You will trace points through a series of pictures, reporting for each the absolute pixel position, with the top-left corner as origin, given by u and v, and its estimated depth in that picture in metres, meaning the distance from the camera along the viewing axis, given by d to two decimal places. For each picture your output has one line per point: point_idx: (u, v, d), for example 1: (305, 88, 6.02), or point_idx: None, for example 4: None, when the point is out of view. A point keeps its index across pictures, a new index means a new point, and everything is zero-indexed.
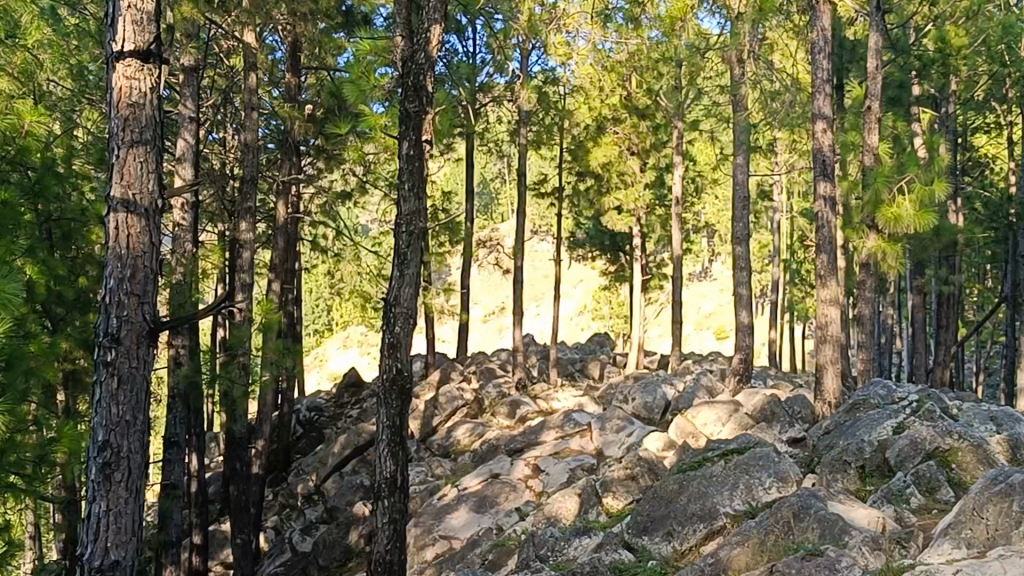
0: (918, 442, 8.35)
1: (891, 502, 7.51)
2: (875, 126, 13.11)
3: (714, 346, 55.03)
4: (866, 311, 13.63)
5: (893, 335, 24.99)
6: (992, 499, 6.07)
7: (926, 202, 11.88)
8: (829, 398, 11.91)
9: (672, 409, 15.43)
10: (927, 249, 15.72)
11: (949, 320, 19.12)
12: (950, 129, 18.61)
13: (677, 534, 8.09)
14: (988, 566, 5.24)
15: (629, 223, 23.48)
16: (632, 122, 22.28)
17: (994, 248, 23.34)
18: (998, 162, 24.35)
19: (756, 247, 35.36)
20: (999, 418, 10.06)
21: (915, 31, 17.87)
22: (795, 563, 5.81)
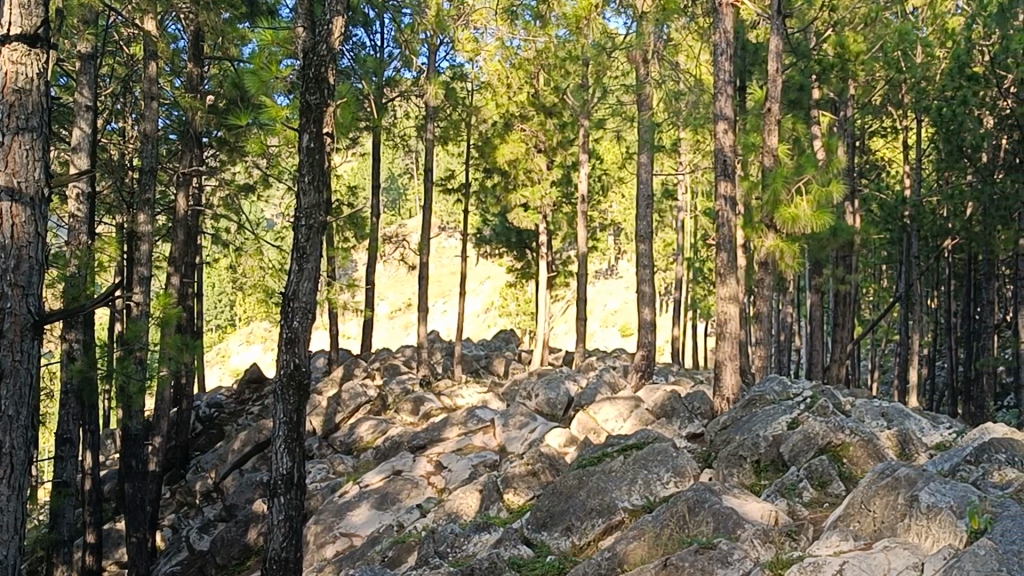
0: (811, 437, 8.51)
1: (784, 496, 7.66)
2: (775, 128, 13.31)
3: (619, 343, 55.63)
4: (765, 309, 13.88)
5: (791, 333, 25.50)
6: (879, 491, 6.22)
7: (823, 202, 12.15)
8: (727, 394, 12.12)
9: (574, 406, 15.51)
10: (824, 249, 16.02)
11: (846, 319, 19.52)
12: (848, 132, 18.96)
13: (576, 529, 8.10)
14: (873, 557, 5.36)
15: (536, 220, 23.54)
16: (539, 120, 22.10)
17: (889, 249, 23.93)
18: (894, 164, 24.97)
19: (660, 245, 35.71)
20: (890, 415, 10.36)
21: (815, 35, 18.22)
22: (688, 557, 5.87)
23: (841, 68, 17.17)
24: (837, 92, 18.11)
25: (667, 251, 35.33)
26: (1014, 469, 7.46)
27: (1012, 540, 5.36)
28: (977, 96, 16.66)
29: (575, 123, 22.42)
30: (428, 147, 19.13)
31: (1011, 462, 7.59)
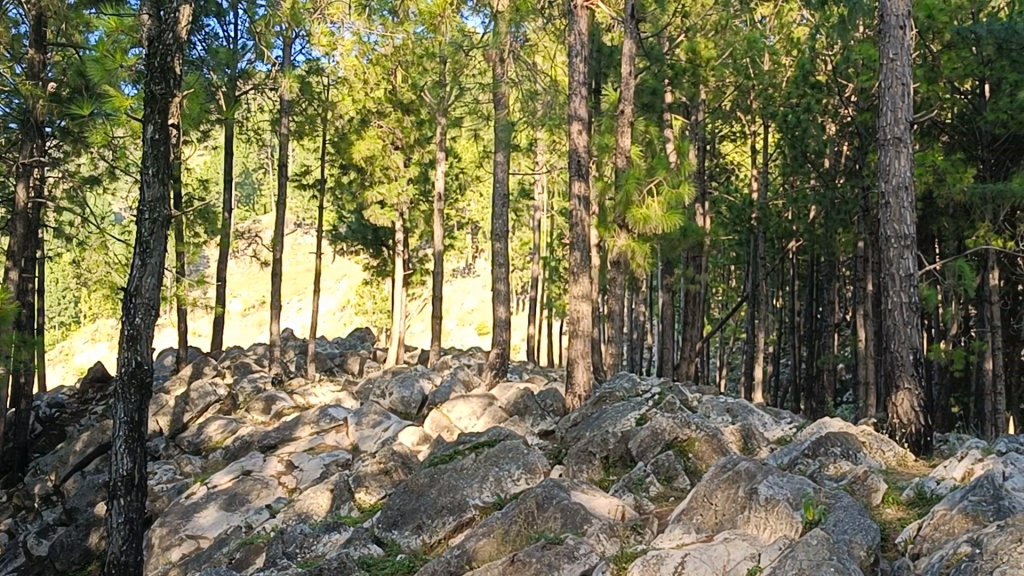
0: (659, 432, 8.69)
1: (631, 491, 7.78)
2: (627, 129, 13.56)
3: (475, 342, 55.90)
4: (616, 307, 14.13)
5: (643, 332, 25.99)
6: (721, 485, 6.38)
7: (673, 204, 12.43)
8: (579, 391, 12.29)
9: (428, 404, 15.48)
10: (675, 249, 16.36)
11: (695, 318, 19.98)
12: (699, 136, 19.44)
13: (427, 527, 8.04)
14: (713, 549, 5.49)
15: (392, 218, 23.45)
16: (396, 116, 22.18)
17: (738, 250, 24.62)
18: (742, 168, 25.75)
19: (517, 245, 35.98)
20: (734, 411, 10.68)
21: (668, 40, 18.66)
22: (536, 552, 5.92)
23: (692, 73, 17.66)
24: (689, 97, 18.51)
25: (524, 251, 35.58)
26: (848, 462, 7.79)
27: (842, 530, 5.57)
28: (820, 103, 17.13)
29: (432, 120, 22.48)
30: (283, 142, 18.75)
31: (846, 455, 7.93)
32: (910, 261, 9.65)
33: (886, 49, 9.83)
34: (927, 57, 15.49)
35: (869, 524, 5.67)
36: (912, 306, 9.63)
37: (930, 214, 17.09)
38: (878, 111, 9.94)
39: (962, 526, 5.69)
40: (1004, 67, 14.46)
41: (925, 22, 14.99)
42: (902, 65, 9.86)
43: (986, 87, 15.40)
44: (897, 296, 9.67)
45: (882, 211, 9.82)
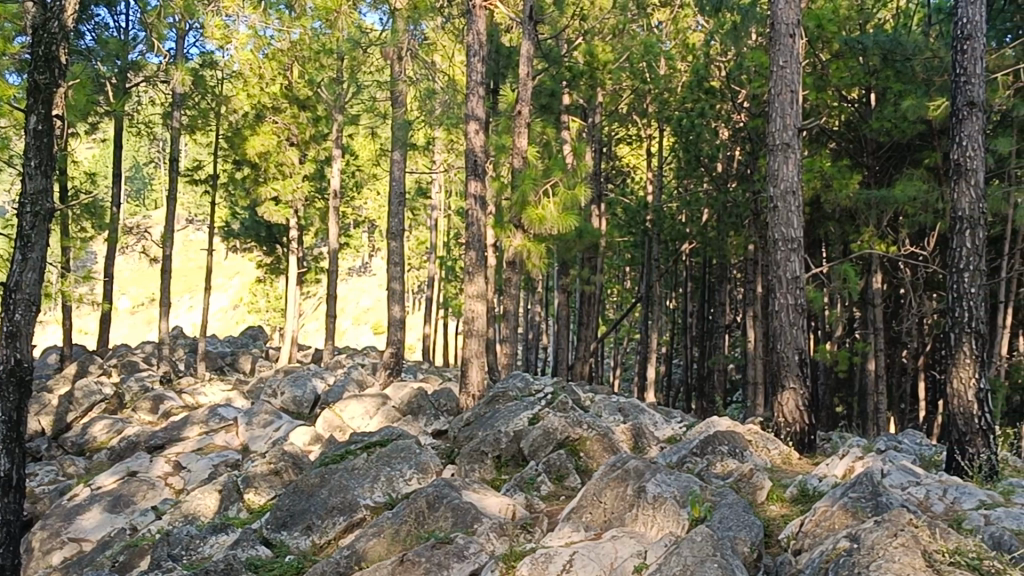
0: (550, 431, 8.73)
1: (522, 490, 7.80)
2: (524, 129, 13.60)
3: (371, 341, 55.53)
4: (511, 307, 14.15)
5: (538, 332, 26.13)
6: (610, 483, 6.44)
7: (569, 204, 12.50)
8: (473, 391, 12.29)
9: (321, 404, 15.33)
10: (571, 249, 16.47)
11: (590, 318, 20.14)
12: (596, 138, 19.65)
13: (316, 528, 7.93)
14: (601, 547, 5.54)
15: (286, 215, 23.11)
16: (292, 113, 21.76)
17: (632, 251, 24.89)
18: (637, 170, 26.06)
19: (414, 244, 35.85)
20: (626, 410, 10.79)
21: (566, 42, 18.77)
22: (425, 552, 5.89)
23: (590, 76, 17.73)
24: (586, 99, 18.64)
25: (421, 250, 35.46)
26: (736, 460, 7.95)
27: (727, 527, 5.66)
28: (713, 109, 17.44)
29: (329, 116, 22.17)
30: (175, 136, 18.32)
31: (733, 453, 8.08)
32: (797, 264, 9.87)
33: (777, 56, 10.03)
34: (816, 65, 15.90)
35: (753, 521, 5.78)
36: (798, 308, 9.86)
37: (818, 218, 17.53)
38: (767, 117, 10.14)
39: (842, 522, 5.84)
40: (890, 77, 14.92)
41: (814, 32, 15.39)
42: (791, 72, 10.09)
43: (872, 96, 15.84)
44: (785, 297, 9.89)
45: (771, 215, 10.03)
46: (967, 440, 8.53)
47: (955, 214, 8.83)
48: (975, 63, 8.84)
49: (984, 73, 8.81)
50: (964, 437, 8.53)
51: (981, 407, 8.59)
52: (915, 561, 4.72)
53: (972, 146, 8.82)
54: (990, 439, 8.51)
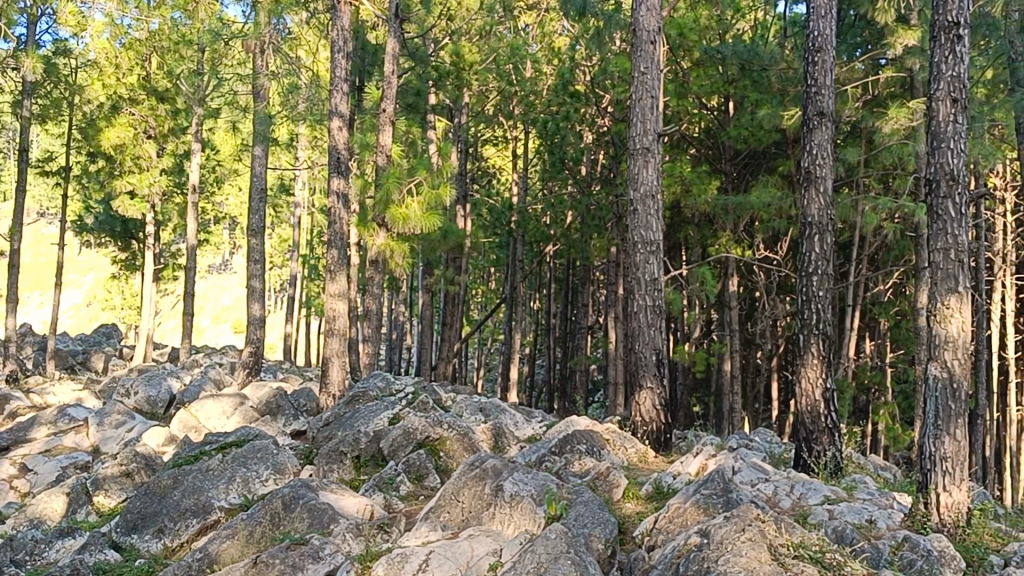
0: (410, 431, 8.71)
1: (381, 490, 7.74)
2: (389, 127, 13.49)
3: (231, 340, 54.36)
4: (374, 306, 14.04)
5: (402, 332, 26.02)
6: (468, 482, 6.44)
7: (433, 204, 12.46)
8: (333, 390, 12.16)
9: (176, 404, 14.94)
10: (435, 249, 16.46)
11: (454, 319, 20.18)
12: (462, 139, 19.70)
13: (168, 530, 7.71)
14: (458, 545, 5.55)
15: (142, 209, 22.39)
16: (149, 104, 20.98)
17: (497, 252, 25.00)
18: (502, 171, 26.18)
19: (275, 241, 35.28)
20: (487, 410, 10.83)
21: (432, 41, 18.72)
22: (279, 553, 5.79)
23: (456, 76, 17.67)
24: (452, 99, 18.63)
25: (284, 248, 34.92)
26: (592, 458, 8.07)
27: (581, 524, 5.73)
28: (578, 112, 17.67)
29: (189, 109, 21.60)
30: (24, 125, 17.60)
31: (591, 452, 8.21)
32: (655, 266, 10.07)
33: (638, 62, 10.23)
34: (677, 72, 16.25)
35: (608, 518, 5.86)
36: (656, 309, 10.07)
37: (677, 222, 17.92)
38: (628, 122, 10.30)
39: (695, 518, 5.99)
40: (746, 86, 15.33)
41: (675, 40, 15.78)
42: (652, 78, 10.29)
43: (730, 104, 16.27)
44: (643, 299, 10.07)
45: (631, 217, 10.19)
46: (814, 438, 8.84)
47: (805, 220, 9.12)
48: (825, 74, 9.18)
49: (834, 85, 9.14)
50: (811, 435, 8.85)
51: (827, 407, 8.92)
52: (761, 555, 4.87)
53: (821, 154, 9.13)
54: (836, 437, 8.86)
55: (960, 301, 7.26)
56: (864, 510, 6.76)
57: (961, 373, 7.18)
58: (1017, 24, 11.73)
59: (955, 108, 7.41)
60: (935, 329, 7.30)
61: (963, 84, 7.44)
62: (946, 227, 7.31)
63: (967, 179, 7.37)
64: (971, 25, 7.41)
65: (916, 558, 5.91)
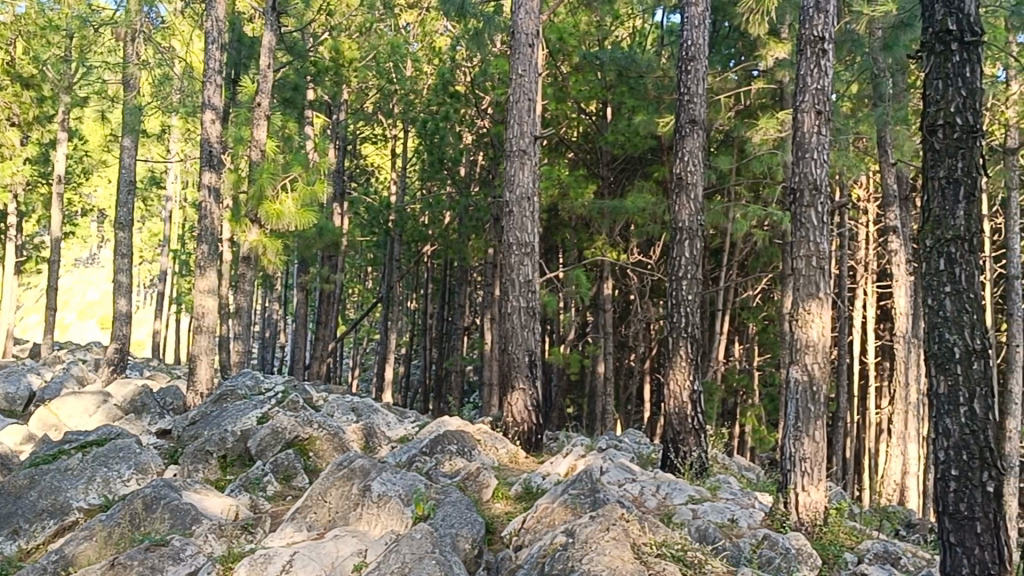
0: (279, 431, 8.57)
1: (248, 490, 7.60)
2: (264, 121, 13.26)
3: (97, 337, 52.65)
4: (244, 304, 13.77)
5: (275, 331, 25.60)
6: (336, 482, 6.36)
7: (308, 200, 12.28)
8: (200, 389, 11.89)
9: (35, 401, 14.41)
10: (310, 247, 16.26)
11: (328, 318, 19.94)
12: (340, 136, 19.54)
13: (23, 532, 7.42)
14: (323, 546, 5.47)
15: (4, 199, 21.52)
16: (13, 91, 20.20)
17: (374, 251, 24.81)
18: (381, 170, 26.02)
19: (146, 236, 34.36)
20: (359, 410, 10.74)
21: (311, 37, 18.49)
22: (137, 555, 5.61)
23: (335, 72, 17.47)
24: (330, 95, 18.41)
25: (154, 242, 34.04)
26: (463, 458, 8.08)
27: (449, 524, 5.72)
28: (457, 113, 17.78)
29: (55, 97, 20.87)
30: None
31: (461, 452, 8.23)
32: (529, 267, 10.12)
33: (516, 64, 10.28)
34: (556, 76, 16.37)
35: (475, 518, 5.87)
36: (529, 310, 10.13)
37: (554, 224, 18.07)
38: (505, 123, 10.33)
39: (561, 518, 6.04)
40: (624, 92, 15.55)
41: (554, 44, 15.94)
42: (529, 81, 10.37)
43: (608, 110, 16.49)
44: (517, 300, 10.12)
45: (506, 219, 10.22)
46: (681, 438, 9.00)
47: (676, 225, 9.28)
48: (698, 83, 9.39)
49: (706, 93, 9.35)
50: (678, 436, 9.00)
51: (694, 408, 9.09)
52: (624, 554, 4.93)
53: (692, 162, 9.31)
54: (701, 438, 9.04)
55: (822, 306, 7.50)
56: (726, 510, 6.91)
57: (820, 376, 7.42)
58: (881, 41, 12.17)
59: (819, 119, 7.65)
60: (797, 333, 7.52)
61: (827, 97, 7.69)
62: (809, 235, 7.53)
63: (829, 189, 7.62)
64: (835, 40, 7.67)
65: (774, 556, 6.08)
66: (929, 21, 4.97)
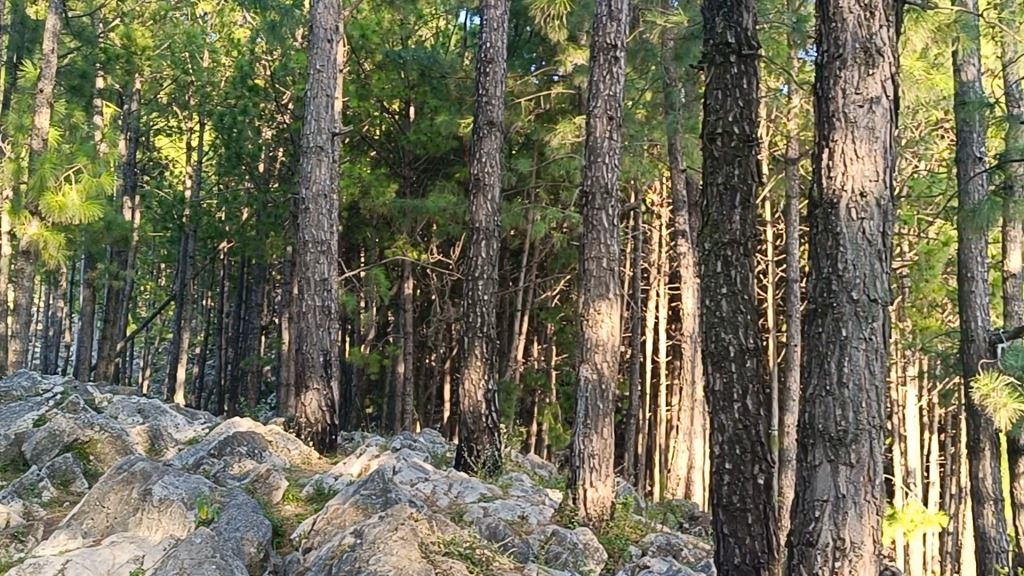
0: (57, 434, 8.14)
1: (22, 496, 7.20)
2: (46, 109, 12.56)
3: None
4: (22, 301, 13.01)
5: (60, 329, 24.37)
6: (115, 486, 6.10)
7: (93, 193, 11.72)
8: None
9: None
10: (97, 242, 15.57)
11: (117, 316, 19.13)
12: (132, 127, 18.82)
13: None
14: (98, 553, 5.23)
15: None
16: None
17: (169, 247, 23.98)
18: (177, 163, 25.19)
19: None
20: (146, 412, 10.38)
21: (102, 23, 17.68)
22: None
23: (127, 60, 16.76)
24: (121, 85, 17.66)
25: None
26: (253, 461, 7.92)
27: (234, 527, 5.58)
28: (256, 107, 17.40)
29: None
30: None
31: (251, 454, 8.09)
32: (325, 266, 10.00)
33: (315, 59, 10.12)
34: (358, 73, 16.34)
35: (261, 520, 5.77)
36: (324, 309, 10.00)
37: (354, 223, 17.91)
38: (303, 118, 10.13)
39: (353, 518, 5.98)
40: (426, 92, 15.59)
41: (357, 41, 15.83)
42: (327, 77, 10.23)
43: (410, 109, 16.47)
44: (312, 299, 9.97)
45: (302, 216, 10.05)
46: (474, 438, 9.08)
47: (473, 225, 9.35)
48: (496, 85, 9.48)
49: (503, 96, 9.46)
50: (472, 435, 9.07)
51: (488, 407, 9.17)
52: (412, 553, 4.90)
53: (490, 162, 9.40)
54: (494, 437, 9.15)
55: (611, 306, 7.74)
56: (517, 507, 7.03)
57: (609, 374, 7.63)
58: (673, 51, 12.59)
59: (611, 125, 7.86)
60: (586, 333, 7.71)
61: (619, 103, 7.92)
62: (600, 237, 7.72)
63: (619, 192, 7.84)
64: (626, 49, 7.94)
65: (562, 551, 6.21)
66: (709, 34, 5.16)
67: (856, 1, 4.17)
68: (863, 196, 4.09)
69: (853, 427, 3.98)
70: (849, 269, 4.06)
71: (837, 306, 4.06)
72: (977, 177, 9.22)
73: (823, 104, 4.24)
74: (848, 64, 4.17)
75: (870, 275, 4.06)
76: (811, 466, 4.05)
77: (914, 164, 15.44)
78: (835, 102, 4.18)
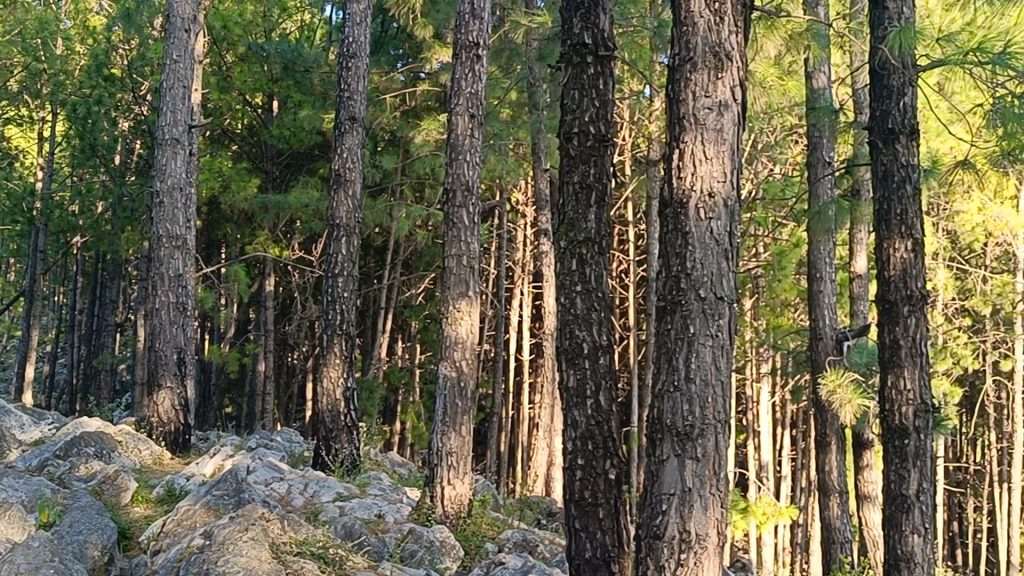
0: None
1: None
2: None
3: None
4: None
5: None
6: None
7: None
8: None
9: None
10: None
11: None
12: None
13: None
14: None
15: None
16: None
17: (18, 240, 23.05)
18: (28, 153, 24.24)
19: None
20: None
21: None
22: None
23: None
24: None
25: None
26: (100, 462, 7.67)
27: (77, 530, 5.40)
28: (112, 97, 16.86)
29: None
30: None
31: (99, 455, 7.83)
32: (180, 262, 9.75)
33: (171, 49, 9.86)
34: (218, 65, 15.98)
35: (106, 522, 5.60)
36: (179, 305, 9.75)
37: (215, 218, 17.52)
38: (158, 109, 9.87)
39: (204, 519, 5.84)
40: (289, 87, 15.38)
41: (219, 32, 15.50)
42: (184, 68, 9.98)
43: (273, 103, 16.20)
44: (166, 296, 9.70)
45: (156, 210, 9.77)
46: (333, 436, 8.98)
47: (334, 221, 9.23)
48: (358, 81, 9.40)
49: (365, 91, 9.38)
50: (330, 434, 8.96)
51: (347, 406, 9.08)
52: (262, 554, 4.80)
53: (351, 158, 9.32)
54: (353, 435, 9.08)
55: (470, 304, 7.77)
56: (373, 506, 6.98)
57: (468, 372, 7.64)
58: (537, 52, 12.70)
59: (473, 123, 7.87)
60: (446, 330, 7.70)
61: (480, 102, 7.97)
62: (460, 235, 7.72)
63: (480, 190, 7.85)
64: (488, 48, 7.97)
65: (417, 549, 6.19)
66: (567, 35, 5.21)
67: (706, 5, 4.27)
68: (712, 196, 4.18)
69: (699, 422, 4.07)
70: (697, 268, 4.15)
71: (686, 304, 4.15)
72: (827, 180, 9.54)
73: (675, 105, 4.32)
74: (699, 67, 4.26)
75: (717, 274, 4.16)
76: (659, 460, 4.12)
77: (769, 168, 15.90)
78: (686, 104, 4.27)
